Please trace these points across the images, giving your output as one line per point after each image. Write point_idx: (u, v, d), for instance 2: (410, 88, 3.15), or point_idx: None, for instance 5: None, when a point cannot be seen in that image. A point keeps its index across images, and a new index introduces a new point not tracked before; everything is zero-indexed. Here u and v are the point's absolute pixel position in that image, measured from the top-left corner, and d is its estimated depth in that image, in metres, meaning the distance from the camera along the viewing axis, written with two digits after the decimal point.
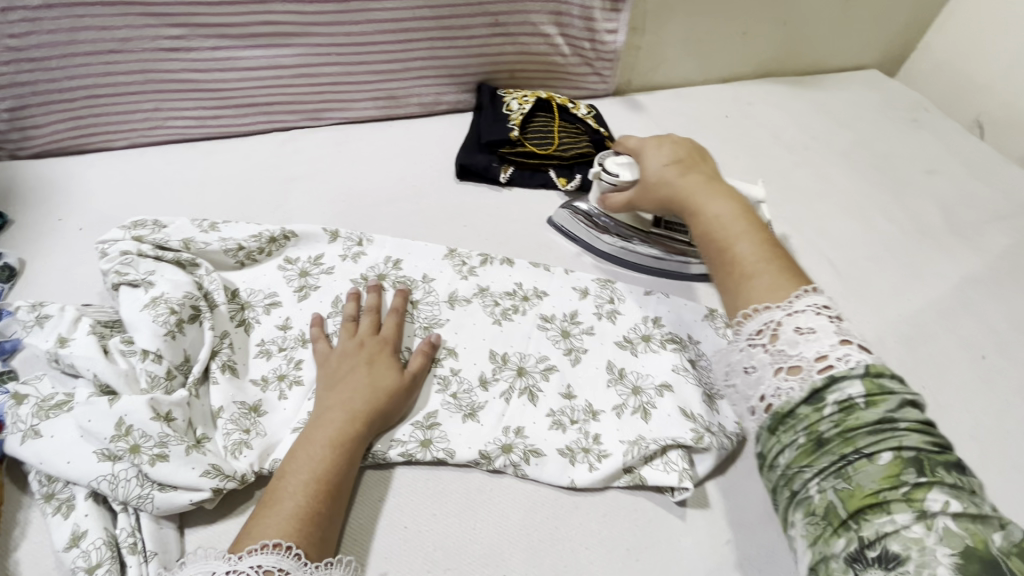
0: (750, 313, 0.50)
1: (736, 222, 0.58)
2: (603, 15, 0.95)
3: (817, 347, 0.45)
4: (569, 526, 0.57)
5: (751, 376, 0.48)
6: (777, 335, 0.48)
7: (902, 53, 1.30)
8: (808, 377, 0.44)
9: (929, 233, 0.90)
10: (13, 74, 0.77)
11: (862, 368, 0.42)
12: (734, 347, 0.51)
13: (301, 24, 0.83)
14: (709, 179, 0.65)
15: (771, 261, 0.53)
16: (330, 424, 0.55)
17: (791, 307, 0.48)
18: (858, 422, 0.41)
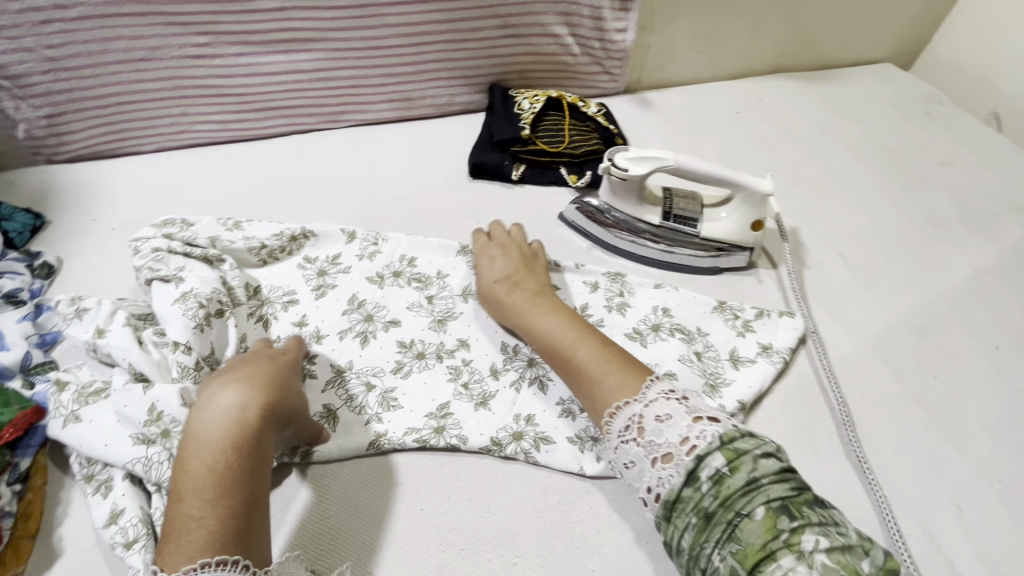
0: (613, 416, 0.53)
1: (566, 332, 0.62)
2: (612, 14, 0.97)
3: (678, 430, 0.48)
4: (579, 510, 0.59)
5: (633, 472, 0.50)
6: (643, 427, 0.50)
7: (916, 46, 1.29)
8: (681, 461, 0.47)
9: (942, 225, 0.90)
10: (51, 83, 0.82)
11: (718, 438, 0.47)
12: (610, 445, 0.53)
13: (319, 30, 0.86)
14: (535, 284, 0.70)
15: (613, 360, 0.58)
16: (218, 427, 0.48)
17: (646, 398, 0.52)
18: (730, 488, 0.44)
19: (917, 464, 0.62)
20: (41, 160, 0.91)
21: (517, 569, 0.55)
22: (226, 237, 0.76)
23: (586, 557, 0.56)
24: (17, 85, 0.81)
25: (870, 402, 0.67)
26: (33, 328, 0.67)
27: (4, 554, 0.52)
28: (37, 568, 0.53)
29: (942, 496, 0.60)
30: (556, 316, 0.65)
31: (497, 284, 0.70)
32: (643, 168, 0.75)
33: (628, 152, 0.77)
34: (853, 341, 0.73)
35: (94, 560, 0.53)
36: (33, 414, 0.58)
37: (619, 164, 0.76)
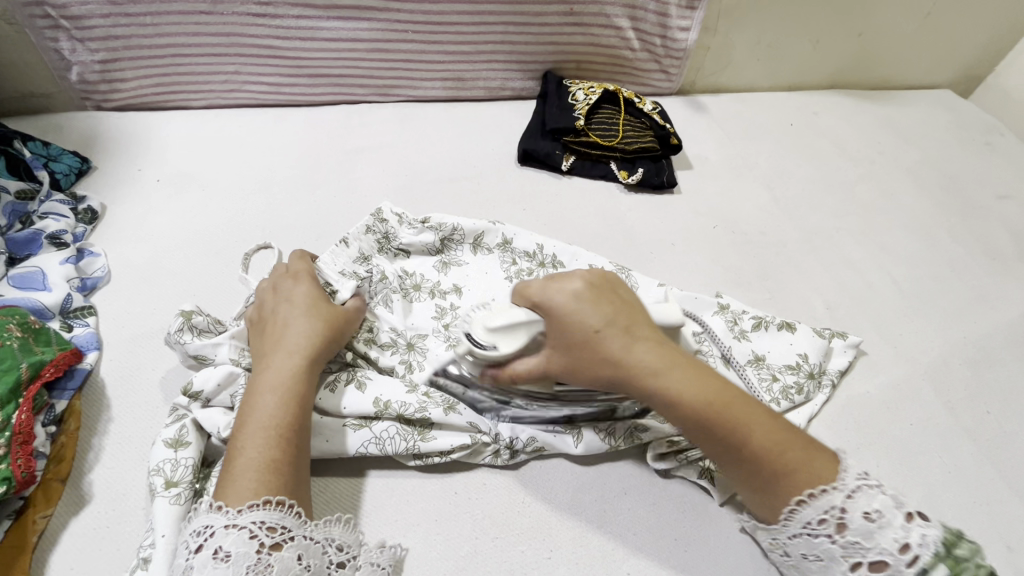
0: (802, 504, 0.45)
1: (693, 404, 0.47)
2: (678, 12, 0.95)
3: (894, 535, 0.43)
4: (618, 510, 0.57)
5: (813, 564, 0.46)
6: (845, 526, 0.44)
7: (978, 75, 1.26)
8: (898, 572, 0.43)
9: (998, 257, 0.88)
10: (109, 27, 0.81)
11: (940, 544, 0.43)
12: (785, 531, 0.47)
13: (383, 0, 0.85)
14: (656, 344, 0.50)
15: (786, 441, 0.47)
16: (280, 375, 0.52)
17: (844, 489, 0.45)
18: None
19: (968, 499, 0.60)
20: (90, 106, 0.90)
21: (551, 563, 0.53)
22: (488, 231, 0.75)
23: (622, 559, 0.54)
24: (76, 27, 0.80)
25: (922, 431, 0.65)
26: (75, 271, 0.67)
27: (35, 495, 0.51)
28: (65, 513, 0.51)
29: (993, 534, 0.58)
30: (689, 382, 0.48)
31: (602, 335, 0.49)
32: (518, 337, 0.53)
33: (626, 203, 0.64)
34: (904, 368, 0.71)
35: (123, 511, 0.52)
36: (72, 356, 0.58)
37: (483, 341, 0.53)
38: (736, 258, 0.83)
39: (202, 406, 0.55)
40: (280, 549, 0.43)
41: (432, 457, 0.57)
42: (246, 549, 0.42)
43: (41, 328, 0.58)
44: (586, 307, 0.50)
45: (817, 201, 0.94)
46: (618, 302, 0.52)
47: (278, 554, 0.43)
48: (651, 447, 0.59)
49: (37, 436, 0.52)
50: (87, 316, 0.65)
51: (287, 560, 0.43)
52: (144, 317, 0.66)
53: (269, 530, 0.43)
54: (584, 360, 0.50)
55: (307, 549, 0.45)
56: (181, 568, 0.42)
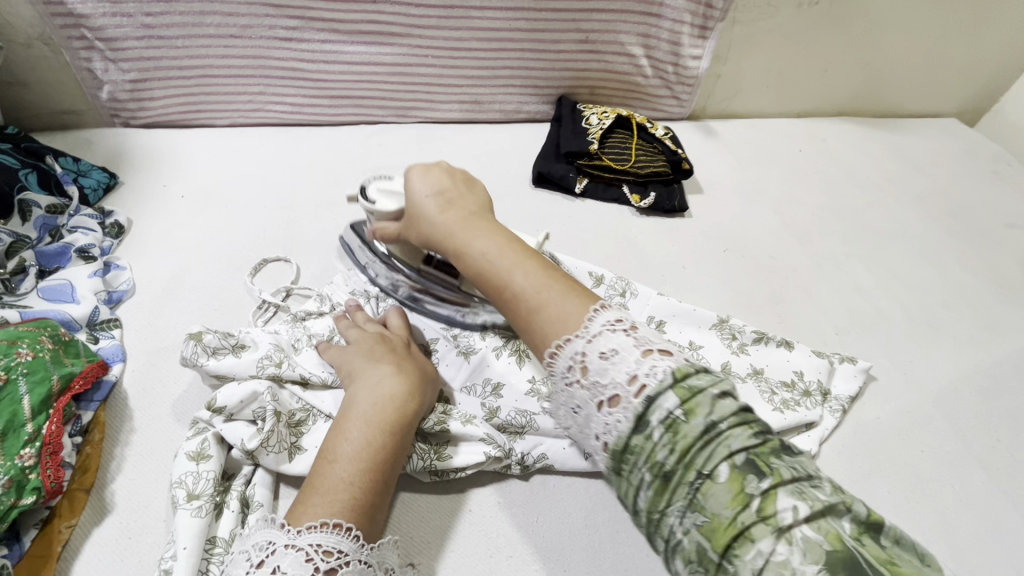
0: (558, 349, 0.47)
1: (499, 257, 0.55)
2: (690, 41, 0.97)
3: (625, 368, 0.42)
4: (630, 530, 0.57)
5: (582, 415, 0.45)
6: (586, 367, 0.44)
7: (984, 105, 1.28)
8: (629, 404, 0.41)
9: (1007, 286, 0.88)
10: (142, 49, 0.84)
11: (669, 375, 0.41)
12: (558, 382, 0.47)
13: (406, 25, 0.88)
14: (470, 215, 0.59)
15: (552, 286, 0.51)
16: (378, 408, 0.53)
17: (588, 332, 0.46)
18: (687, 441, 0.39)
19: (980, 527, 0.60)
20: (118, 123, 0.93)
21: None
22: None
23: None
24: (110, 48, 0.83)
25: (934, 460, 0.65)
26: (101, 284, 0.69)
27: (60, 505, 0.52)
28: (88, 523, 0.52)
29: (1007, 565, 0.58)
30: (501, 242, 0.56)
31: (426, 201, 0.60)
32: (392, 203, 0.64)
33: (385, 183, 0.65)
34: (914, 395, 0.72)
35: (145, 522, 0.53)
36: (99, 367, 0.60)
37: (369, 195, 0.65)
38: (746, 281, 0.85)
39: (224, 420, 0.56)
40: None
41: (451, 474, 0.58)
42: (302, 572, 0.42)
43: (71, 339, 0.60)
44: (428, 179, 0.61)
45: (827, 226, 0.95)
46: (472, 189, 0.63)
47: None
48: None
49: (65, 446, 0.53)
50: (112, 328, 0.66)
51: None
52: (167, 330, 0.68)
53: (325, 554, 0.44)
54: (418, 225, 0.61)
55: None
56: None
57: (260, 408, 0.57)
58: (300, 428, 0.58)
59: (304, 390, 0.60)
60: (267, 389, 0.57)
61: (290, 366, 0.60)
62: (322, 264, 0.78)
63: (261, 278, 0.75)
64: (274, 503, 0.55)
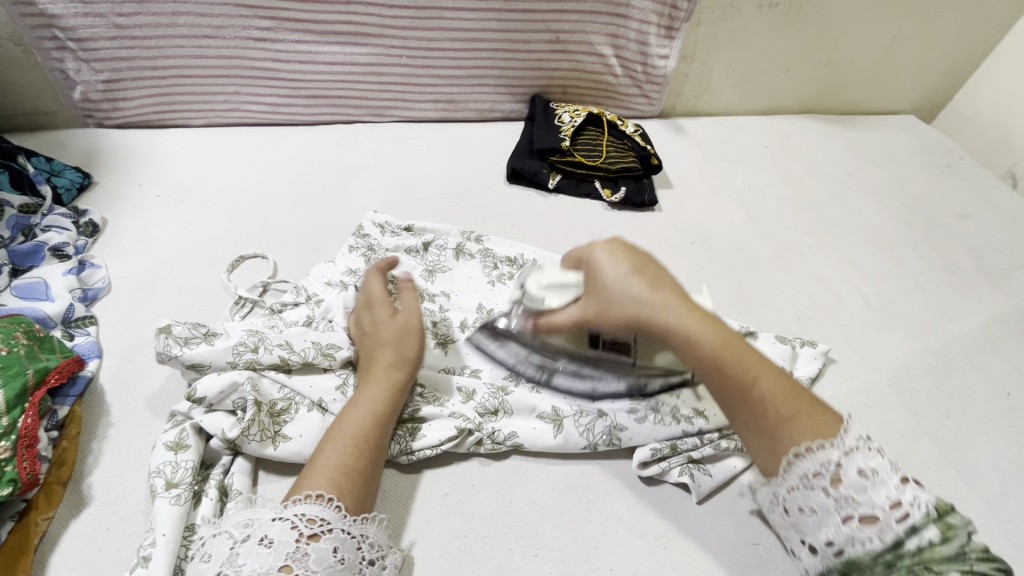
0: (804, 452, 0.46)
1: (736, 349, 0.50)
2: (657, 41, 1.00)
3: (886, 491, 0.43)
4: (600, 509, 0.59)
5: (807, 519, 0.45)
6: (839, 478, 0.44)
7: (938, 103, 1.34)
8: (887, 527, 0.41)
9: (958, 272, 0.93)
10: (115, 49, 0.84)
11: (931, 507, 0.42)
12: (783, 484, 0.47)
13: (380, 26, 0.89)
14: (681, 294, 0.54)
15: (791, 395, 0.49)
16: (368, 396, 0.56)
17: (845, 446, 0.45)
18: (935, 554, 0.40)
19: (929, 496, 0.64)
20: (92, 123, 0.93)
21: (537, 561, 0.55)
22: (467, 243, 0.82)
23: (606, 556, 0.56)
24: (82, 48, 0.83)
25: (887, 435, 0.69)
26: (76, 281, 0.69)
27: (37, 497, 0.52)
28: (65, 514, 0.53)
29: None
30: (719, 328, 0.51)
31: (593, 254, 0.56)
32: (564, 297, 0.59)
33: (545, 275, 0.60)
34: (870, 375, 0.76)
35: (122, 513, 0.53)
36: (75, 363, 0.60)
37: (533, 293, 0.60)
38: (713, 271, 0.88)
39: (205, 410, 0.57)
40: (316, 540, 0.44)
41: (423, 452, 0.60)
42: (288, 538, 0.43)
43: (46, 336, 0.60)
44: (622, 262, 0.54)
45: (789, 218, 0.99)
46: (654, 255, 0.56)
47: (316, 544, 0.44)
48: (636, 455, 0.62)
49: (41, 440, 0.53)
50: (88, 326, 0.66)
51: (324, 551, 0.43)
52: (143, 327, 0.68)
53: (309, 521, 0.45)
54: (607, 304, 0.54)
55: (342, 543, 0.45)
56: (224, 555, 0.42)
57: (241, 398, 0.57)
58: (282, 417, 0.59)
59: (287, 376, 0.61)
60: (247, 379, 0.58)
61: (267, 349, 0.61)
62: (300, 260, 0.80)
63: (238, 275, 0.76)
64: (253, 490, 0.56)
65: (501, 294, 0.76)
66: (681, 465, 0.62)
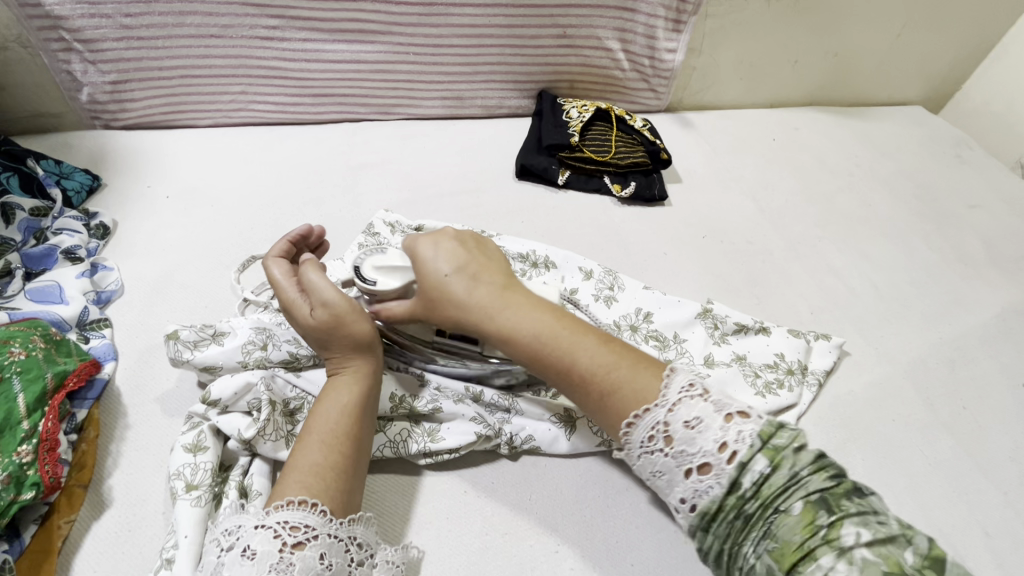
0: (630, 427, 0.47)
1: (559, 331, 0.52)
2: (665, 34, 1.00)
3: (713, 435, 0.43)
4: (619, 505, 0.59)
5: (661, 481, 0.45)
6: (670, 438, 0.44)
7: (946, 93, 1.33)
8: (721, 472, 0.42)
9: (970, 263, 0.93)
10: (122, 50, 0.83)
11: (756, 437, 0.42)
12: (632, 454, 0.47)
13: (386, 23, 0.89)
14: (505, 287, 0.54)
15: (617, 360, 0.50)
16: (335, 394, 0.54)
17: (668, 402, 0.46)
18: (770, 489, 0.41)
19: (947, 487, 0.64)
20: (99, 125, 0.93)
21: (559, 557, 0.56)
22: None
23: (627, 551, 0.56)
24: (88, 49, 0.82)
25: (904, 428, 0.69)
26: (89, 284, 0.69)
27: (59, 500, 0.52)
28: (87, 517, 0.53)
29: (971, 521, 0.62)
30: (550, 314, 0.53)
31: (449, 280, 0.54)
32: (395, 280, 0.56)
33: (380, 260, 0.58)
34: (885, 368, 0.76)
35: (144, 515, 0.53)
36: (91, 365, 0.60)
37: (366, 275, 0.57)
38: (725, 266, 0.88)
39: (220, 412, 0.57)
40: (301, 549, 0.44)
41: (441, 455, 0.60)
42: (271, 548, 0.43)
43: (62, 339, 0.60)
44: (449, 255, 0.55)
45: (800, 211, 0.99)
46: (488, 255, 0.57)
47: (300, 553, 0.43)
48: None
49: (61, 443, 0.53)
50: (103, 328, 0.66)
51: (309, 561, 0.43)
52: (157, 328, 0.68)
53: (292, 529, 0.44)
54: (434, 304, 0.54)
55: (330, 548, 0.45)
56: (212, 565, 0.44)
57: (255, 399, 0.57)
58: (296, 417, 0.59)
59: (298, 374, 0.61)
60: (261, 380, 0.58)
61: (275, 347, 0.61)
62: None
63: (249, 275, 0.76)
64: (273, 491, 0.56)
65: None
66: None
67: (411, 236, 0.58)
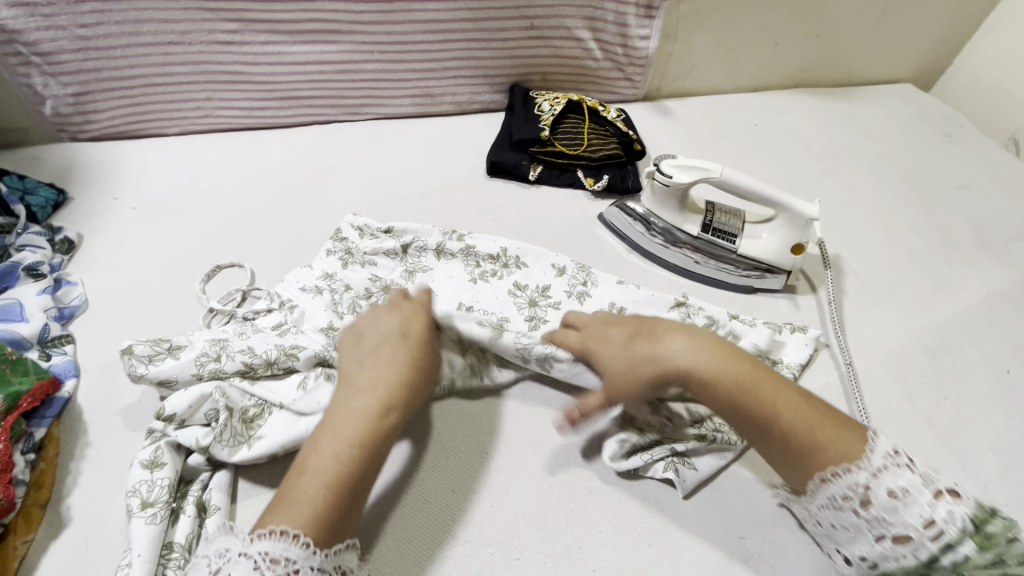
0: (831, 477, 0.48)
1: (717, 369, 0.51)
2: (637, 21, 0.97)
3: (919, 511, 0.45)
4: (583, 509, 0.58)
5: (843, 535, 0.50)
6: (868, 501, 0.47)
7: (936, 69, 1.29)
8: (923, 546, 0.44)
9: (956, 246, 0.90)
10: (81, 62, 0.83)
11: (968, 521, 0.44)
12: (814, 501, 0.50)
13: (348, 22, 0.87)
14: (657, 322, 0.57)
15: (808, 412, 0.50)
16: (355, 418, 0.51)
17: (871, 467, 0.47)
18: (971, 563, 0.43)
19: None
20: (66, 138, 0.92)
21: (519, 564, 0.54)
22: (448, 241, 0.79)
23: (589, 556, 0.55)
24: (47, 62, 0.82)
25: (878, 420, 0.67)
26: (52, 300, 0.69)
27: (15, 521, 0.52)
28: (46, 537, 0.53)
29: None
30: (708, 344, 0.52)
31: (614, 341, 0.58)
32: (688, 175, 0.75)
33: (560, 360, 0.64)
34: (864, 359, 0.74)
35: (102, 533, 0.53)
36: (48, 385, 0.60)
37: (665, 169, 0.77)
38: None
39: (178, 426, 0.57)
40: None
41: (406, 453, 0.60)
42: None
43: (18, 358, 0.60)
44: (611, 353, 0.58)
45: None
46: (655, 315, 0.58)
47: None
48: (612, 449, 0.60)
49: (16, 464, 0.53)
50: (65, 345, 0.66)
51: None
52: (120, 343, 0.68)
53: (272, 562, 0.42)
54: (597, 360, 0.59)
55: None
56: None
57: (212, 409, 0.57)
58: (255, 423, 0.58)
59: (253, 380, 0.60)
60: (215, 390, 0.57)
61: (229, 358, 0.60)
62: (278, 268, 0.79)
63: (214, 285, 0.75)
64: (233, 505, 0.56)
65: (482, 290, 0.74)
66: (667, 460, 0.60)
67: (557, 332, 0.65)
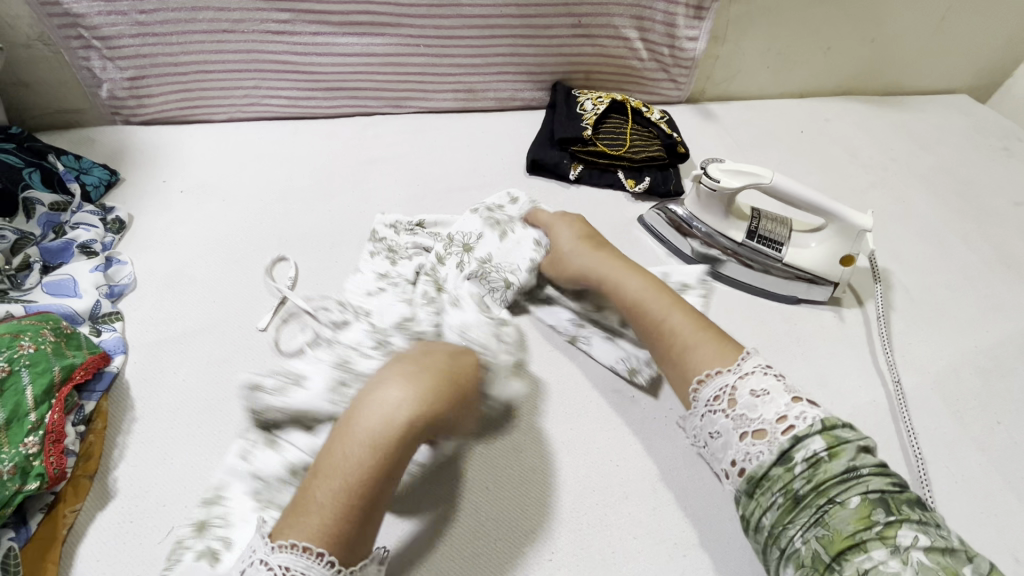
0: (701, 384, 0.54)
1: (655, 296, 0.63)
2: (685, 22, 0.95)
3: (775, 408, 0.49)
4: (618, 514, 0.57)
5: (718, 442, 0.52)
6: (735, 400, 0.51)
7: (995, 81, 1.24)
8: (775, 440, 0.47)
9: (1014, 264, 0.86)
10: (138, 47, 0.85)
11: (819, 423, 0.47)
12: (696, 413, 0.54)
13: (397, 15, 0.88)
14: (616, 257, 0.70)
15: (703, 330, 0.58)
16: (372, 426, 0.46)
17: (741, 370, 0.52)
18: (827, 474, 0.44)
19: (975, 508, 0.60)
20: (119, 121, 0.95)
21: (553, 565, 0.53)
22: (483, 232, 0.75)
23: (624, 562, 0.54)
24: (106, 46, 0.84)
25: (928, 441, 0.65)
26: (103, 278, 0.71)
27: (64, 491, 0.54)
28: (92, 507, 0.54)
29: (1001, 545, 0.57)
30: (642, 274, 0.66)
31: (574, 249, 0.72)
32: (736, 180, 0.74)
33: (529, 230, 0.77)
34: (913, 377, 0.71)
35: (145, 507, 0.54)
36: (100, 359, 0.62)
37: (712, 173, 0.75)
38: None
39: None
40: None
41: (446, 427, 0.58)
42: None
43: (72, 332, 0.62)
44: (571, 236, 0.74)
45: None
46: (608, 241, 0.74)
47: None
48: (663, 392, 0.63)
49: (68, 435, 0.55)
50: (114, 321, 0.68)
51: None
52: (167, 323, 0.70)
53: (294, 575, 0.40)
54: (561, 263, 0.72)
55: None
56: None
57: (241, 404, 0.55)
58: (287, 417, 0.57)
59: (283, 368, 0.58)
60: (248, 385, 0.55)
61: None
62: (318, 256, 0.79)
63: (256, 269, 0.77)
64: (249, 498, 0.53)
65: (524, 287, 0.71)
66: None
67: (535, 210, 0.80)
